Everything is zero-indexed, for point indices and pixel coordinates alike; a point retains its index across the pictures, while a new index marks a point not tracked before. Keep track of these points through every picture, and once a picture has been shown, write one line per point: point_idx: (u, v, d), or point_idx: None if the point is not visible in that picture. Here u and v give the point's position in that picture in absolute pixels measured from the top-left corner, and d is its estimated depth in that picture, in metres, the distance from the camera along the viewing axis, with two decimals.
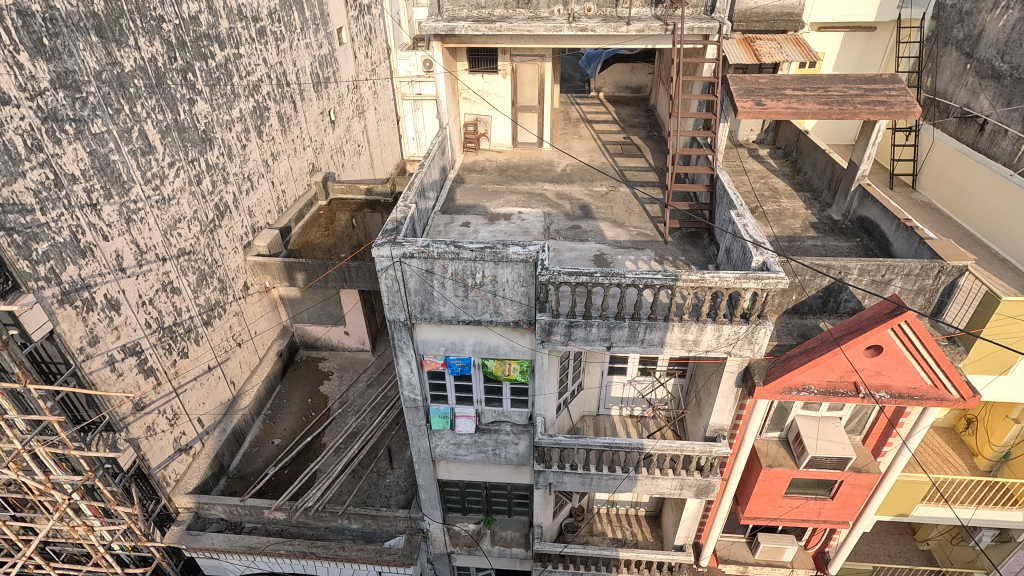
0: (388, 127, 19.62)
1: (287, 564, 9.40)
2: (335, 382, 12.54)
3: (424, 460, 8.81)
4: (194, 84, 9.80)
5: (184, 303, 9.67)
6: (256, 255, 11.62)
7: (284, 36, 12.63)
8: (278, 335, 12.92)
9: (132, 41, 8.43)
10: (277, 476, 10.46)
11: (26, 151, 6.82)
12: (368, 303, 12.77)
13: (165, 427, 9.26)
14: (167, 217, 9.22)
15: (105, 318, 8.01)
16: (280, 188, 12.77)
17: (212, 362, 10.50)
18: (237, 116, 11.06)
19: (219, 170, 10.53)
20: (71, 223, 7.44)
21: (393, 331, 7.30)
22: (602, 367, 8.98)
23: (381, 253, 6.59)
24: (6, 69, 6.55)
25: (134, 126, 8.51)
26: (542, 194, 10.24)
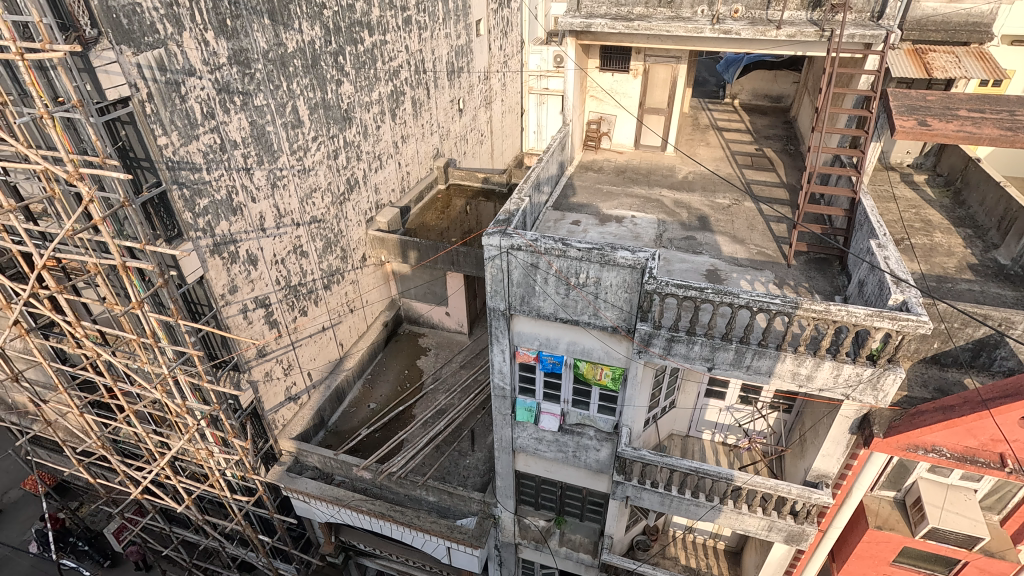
0: (512, 119, 19.99)
1: (367, 521, 10.01)
2: (430, 359, 13.11)
3: (504, 449, 8.94)
4: (343, 67, 10.61)
5: (309, 266, 10.57)
6: (376, 230, 12.42)
7: (427, 25, 13.25)
8: (386, 307, 13.74)
9: (296, 24, 9.29)
10: (369, 437, 11.18)
11: (201, 117, 7.78)
12: (471, 288, 13.18)
13: (280, 375, 10.22)
14: (305, 186, 10.10)
15: (245, 271, 8.98)
16: (405, 169, 13.50)
17: (327, 323, 11.39)
18: (376, 98, 11.81)
19: (354, 148, 11.35)
20: (228, 184, 8.40)
21: (492, 319, 7.45)
22: (698, 388, 8.55)
23: (490, 242, 6.72)
24: (195, 46, 7.52)
25: (289, 102, 9.39)
26: (658, 200, 9.89)
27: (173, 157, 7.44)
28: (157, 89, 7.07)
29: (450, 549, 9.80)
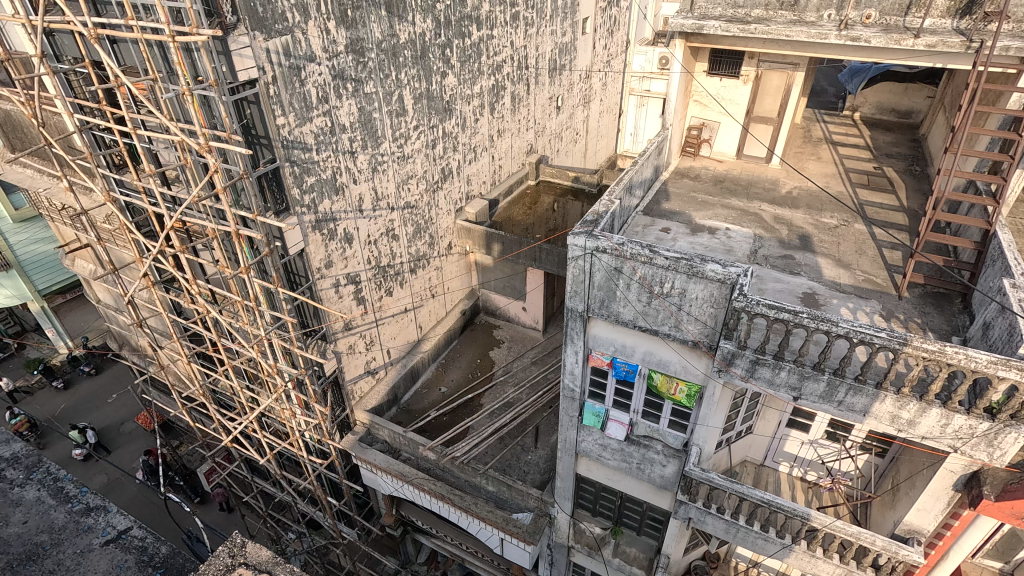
0: (609, 120, 19.70)
1: (426, 500, 10.32)
2: (503, 352, 13.27)
3: (567, 450, 8.87)
4: (450, 59, 10.92)
5: (399, 249, 11.03)
6: (463, 220, 12.72)
7: (535, 21, 13.32)
8: (465, 295, 14.05)
9: (410, 17, 9.67)
10: (437, 420, 11.54)
11: (316, 101, 8.32)
12: (550, 287, 13.19)
13: (362, 349, 10.76)
14: (403, 172, 10.52)
15: (340, 248, 9.52)
16: (498, 162, 13.71)
17: (409, 305, 11.84)
18: (478, 92, 12.07)
19: (452, 139, 11.67)
20: (333, 165, 8.92)
21: (568, 320, 7.40)
22: (781, 417, 8.04)
23: (575, 242, 6.66)
24: (318, 34, 8.05)
25: (396, 91, 9.80)
26: (757, 214, 9.37)
27: (288, 137, 8.00)
28: (281, 73, 7.64)
29: (503, 541, 9.89)
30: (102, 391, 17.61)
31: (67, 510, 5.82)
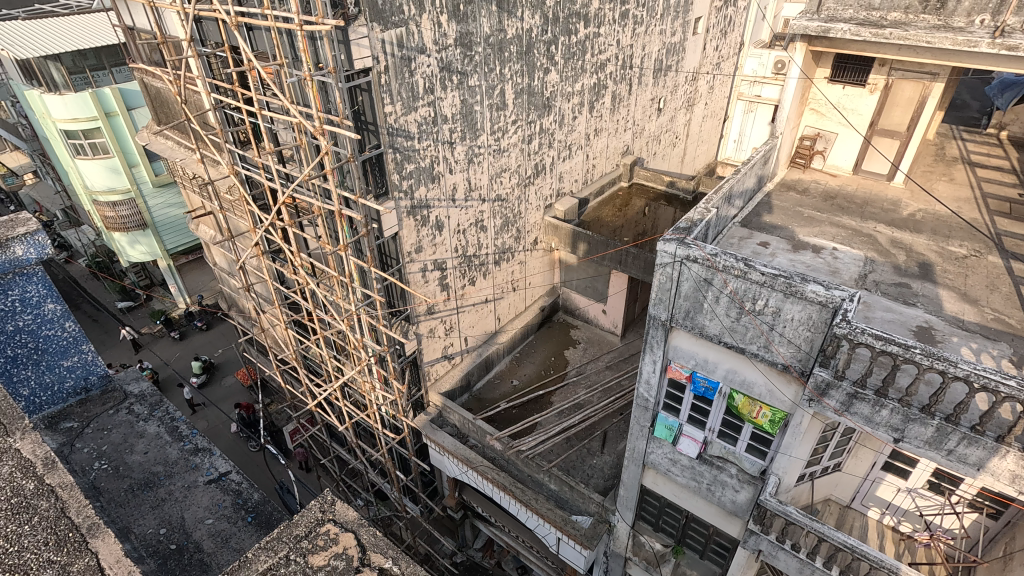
0: (712, 125, 18.87)
1: (488, 488, 10.48)
2: (577, 352, 13.17)
3: (635, 460, 8.65)
4: (554, 56, 10.92)
5: (486, 240, 11.23)
6: (551, 217, 12.73)
7: (644, 20, 13.02)
8: (546, 292, 14.07)
9: (519, 12, 9.76)
10: (506, 412, 11.68)
11: (423, 92, 8.64)
12: (633, 292, 12.91)
13: (442, 334, 11.09)
14: (497, 165, 10.69)
15: (431, 235, 9.86)
16: (592, 161, 13.57)
17: (490, 295, 12.04)
18: (579, 89, 12.00)
19: (548, 135, 11.69)
20: (432, 154, 9.23)
21: (649, 328, 7.20)
22: (876, 459, 7.35)
23: (665, 248, 6.45)
24: (430, 27, 8.35)
25: (498, 85, 9.95)
26: (871, 235, 8.62)
27: (393, 125, 8.37)
28: (393, 63, 7.99)
29: (559, 540, 9.84)
30: (211, 345, 19.49)
31: (179, 447, 6.51)
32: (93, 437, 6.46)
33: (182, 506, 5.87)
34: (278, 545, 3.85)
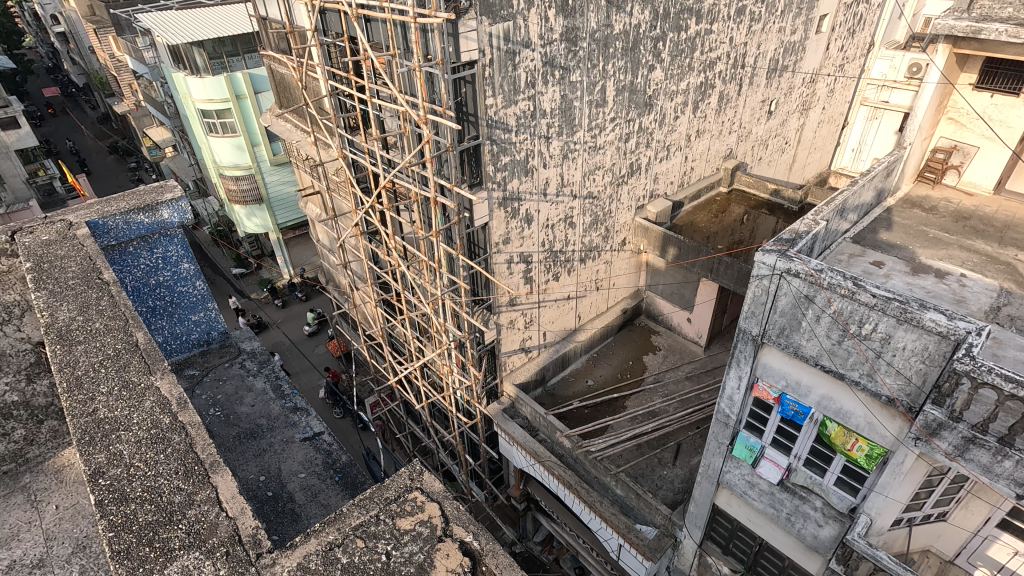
0: (828, 131, 17.53)
1: (554, 484, 10.48)
2: (657, 359, 12.80)
3: (708, 477, 8.28)
4: (660, 53, 10.60)
5: (573, 237, 11.17)
6: (642, 218, 12.43)
7: (762, 17, 12.29)
8: (630, 294, 13.78)
9: (628, 8, 9.55)
10: (578, 411, 11.61)
11: (524, 86, 8.71)
12: (723, 302, 12.34)
13: (521, 326, 11.18)
14: (591, 162, 10.58)
15: (519, 228, 9.96)
16: (690, 164, 13.08)
17: (573, 293, 11.97)
18: (684, 88, 11.58)
19: (647, 134, 11.40)
20: (528, 147, 9.30)
21: (737, 341, 6.85)
22: (992, 515, 6.51)
23: (763, 259, 6.09)
24: (537, 22, 8.38)
25: (600, 81, 9.82)
26: (1009, 264, 7.65)
27: (493, 117, 8.52)
28: (498, 57, 8.11)
29: (621, 547, 9.71)
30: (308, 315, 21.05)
31: (280, 404, 7.11)
32: (210, 386, 7.22)
33: (280, 457, 6.40)
34: (369, 505, 3.60)
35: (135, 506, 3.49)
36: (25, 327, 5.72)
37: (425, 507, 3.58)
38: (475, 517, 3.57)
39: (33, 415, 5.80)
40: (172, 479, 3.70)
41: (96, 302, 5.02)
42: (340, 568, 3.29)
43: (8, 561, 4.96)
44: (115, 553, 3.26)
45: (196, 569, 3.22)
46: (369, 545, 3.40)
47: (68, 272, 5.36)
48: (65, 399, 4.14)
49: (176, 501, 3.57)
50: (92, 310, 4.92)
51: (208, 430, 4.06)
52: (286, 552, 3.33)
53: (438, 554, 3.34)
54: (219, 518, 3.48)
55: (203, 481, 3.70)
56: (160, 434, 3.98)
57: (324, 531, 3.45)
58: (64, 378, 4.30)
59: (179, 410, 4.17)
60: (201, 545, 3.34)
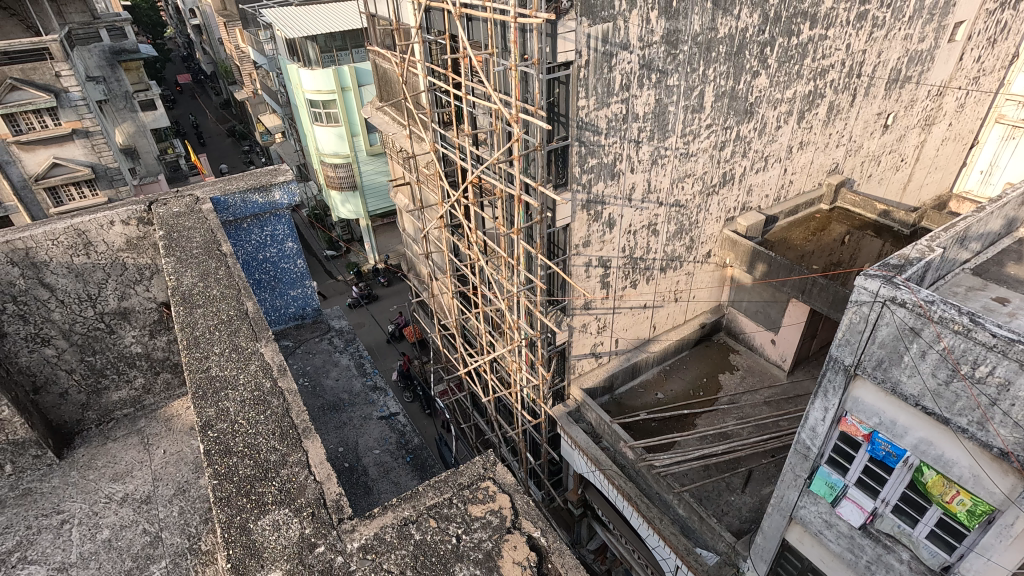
0: (953, 150, 15.91)
1: (613, 494, 10.29)
2: (733, 380, 12.20)
3: (780, 509, 7.71)
4: (767, 58, 10.07)
5: (655, 245, 10.87)
6: (731, 231, 11.89)
7: (886, 23, 11.35)
8: (710, 309, 13.24)
9: (736, 10, 9.11)
10: (644, 423, 11.31)
11: (618, 88, 8.54)
12: (812, 327, 11.56)
13: (594, 330, 11.04)
14: (681, 169, 10.24)
15: (601, 231, 9.83)
16: (789, 177, 12.36)
17: (650, 302, 11.66)
18: (789, 97, 10.95)
19: (744, 143, 10.88)
20: (617, 150, 9.14)
21: (826, 370, 6.27)
22: None
23: (865, 284, 5.56)
24: (638, 23, 8.18)
25: (699, 86, 9.47)
26: None
27: (584, 119, 8.44)
28: (594, 58, 8.01)
29: (678, 568, 9.43)
30: (391, 301, 22.03)
31: (362, 381, 7.51)
32: (301, 357, 7.78)
33: (358, 432, 6.76)
34: (442, 487, 3.71)
35: (235, 460, 3.81)
36: (152, 288, 6.38)
37: (496, 497, 3.64)
38: (545, 514, 3.58)
39: (151, 367, 6.65)
40: (269, 439, 4.01)
41: (214, 271, 5.51)
42: (413, 544, 3.40)
43: (123, 493, 5.59)
44: (218, 498, 3.58)
45: (285, 524, 3.47)
46: (441, 526, 3.50)
47: (192, 242, 5.91)
48: (184, 355, 4.60)
49: (271, 459, 3.86)
50: (211, 278, 5.41)
51: (302, 398, 4.35)
52: (364, 522, 3.49)
53: (506, 545, 3.38)
54: (308, 480, 3.71)
55: (296, 444, 3.97)
56: (262, 397, 4.32)
57: (400, 507, 3.58)
58: (184, 336, 4.77)
59: (279, 376, 4.50)
60: (290, 503, 3.58)
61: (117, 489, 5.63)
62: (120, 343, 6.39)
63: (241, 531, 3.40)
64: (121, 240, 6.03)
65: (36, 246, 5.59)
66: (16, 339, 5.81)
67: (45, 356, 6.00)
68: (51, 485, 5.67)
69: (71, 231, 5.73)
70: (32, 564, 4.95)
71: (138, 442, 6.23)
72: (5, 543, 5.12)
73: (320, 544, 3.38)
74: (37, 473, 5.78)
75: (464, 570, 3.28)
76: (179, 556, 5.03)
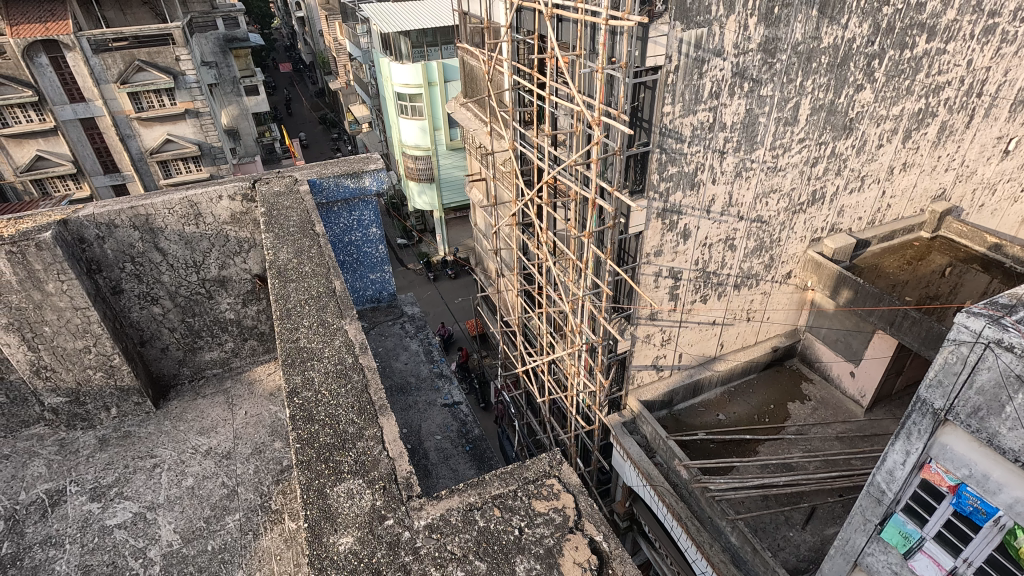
0: None
1: (663, 512, 9.97)
2: (803, 410, 11.50)
3: (844, 555, 6.77)
4: (874, 72, 9.41)
5: (731, 260, 10.42)
6: (816, 252, 11.21)
7: (1015, 39, 10.34)
8: (785, 333, 12.57)
9: (844, 19, 8.53)
10: (702, 443, 10.87)
11: (707, 96, 8.21)
12: (899, 363, 10.71)
13: (657, 342, 10.76)
14: (767, 184, 9.77)
15: (675, 242, 9.54)
16: (888, 200, 11.53)
17: (720, 319, 11.21)
18: (895, 114, 10.20)
19: (839, 161, 10.24)
20: (699, 160, 8.81)
21: (911, 409, 5.37)
22: None
23: (966, 321, 4.65)
24: (735, 29, 7.81)
25: (794, 98, 8.98)
26: None
27: (667, 125, 8.17)
28: (685, 64, 7.72)
29: None
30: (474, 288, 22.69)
31: (429, 367, 7.75)
32: (375, 338, 8.18)
33: (421, 416, 6.98)
34: (508, 479, 3.76)
35: (317, 427, 4.06)
36: (249, 261, 6.86)
37: (560, 496, 3.65)
38: (607, 519, 3.54)
39: (241, 333, 7.15)
40: (348, 411, 4.21)
41: (308, 249, 5.84)
42: (476, 530, 3.47)
43: (207, 446, 6.05)
44: (299, 461, 3.82)
45: (358, 494, 3.65)
46: (505, 516, 3.54)
47: (290, 221, 6.30)
48: (277, 325, 4.91)
49: (349, 431, 4.06)
50: (304, 256, 5.73)
51: (379, 376, 4.55)
52: (432, 502, 3.61)
53: (567, 544, 3.38)
54: (382, 455, 3.89)
55: (372, 420, 4.16)
56: (344, 370, 4.54)
57: (466, 493, 3.66)
58: (279, 308, 5.10)
59: (361, 353, 4.72)
60: (364, 475, 3.76)
61: (203, 442, 6.10)
62: (215, 308, 6.92)
63: (319, 495, 3.62)
64: (226, 214, 6.53)
65: (155, 213, 6.17)
66: (130, 296, 6.41)
67: (152, 313, 6.59)
68: (147, 431, 6.24)
69: (185, 202, 6.26)
70: (126, 500, 5.49)
71: (224, 401, 6.72)
72: (106, 477, 5.71)
73: (389, 517, 3.53)
74: (137, 419, 6.39)
75: (524, 563, 3.30)
76: (251, 511, 5.38)
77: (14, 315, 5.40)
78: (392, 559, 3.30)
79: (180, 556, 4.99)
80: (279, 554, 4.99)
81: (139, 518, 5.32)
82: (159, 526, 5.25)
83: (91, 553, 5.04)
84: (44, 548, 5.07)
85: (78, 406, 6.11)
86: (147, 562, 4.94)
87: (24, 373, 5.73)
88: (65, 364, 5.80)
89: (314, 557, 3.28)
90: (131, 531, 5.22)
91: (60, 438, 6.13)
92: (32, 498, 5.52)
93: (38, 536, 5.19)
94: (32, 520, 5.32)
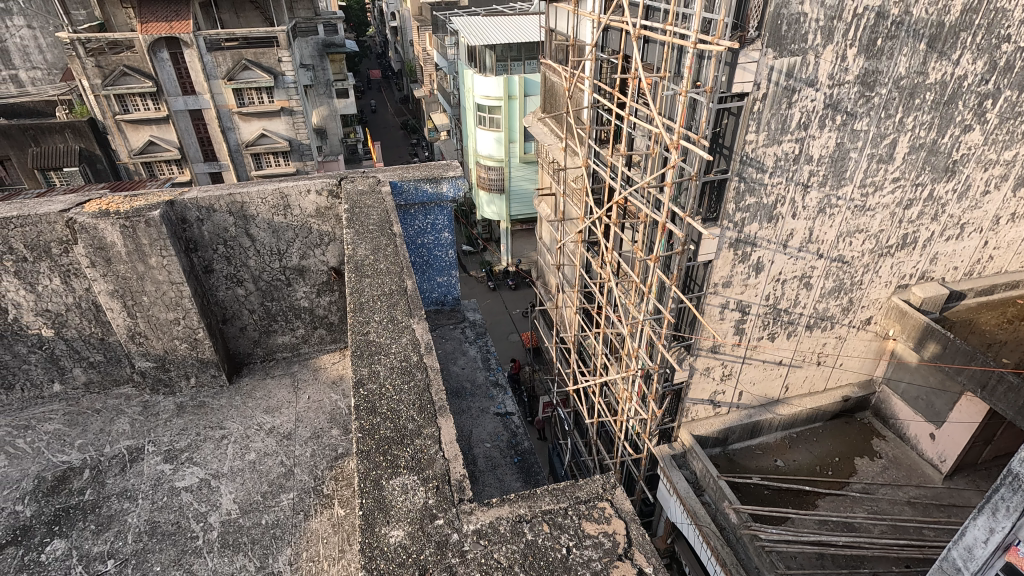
0: None
1: (706, 554, 9.49)
2: (872, 467, 10.67)
3: None
4: (986, 112, 8.73)
5: (806, 299, 9.88)
6: (902, 300, 10.46)
7: None
8: (858, 383, 11.74)
9: (956, 55, 7.98)
10: (756, 488, 10.32)
11: (795, 126, 7.89)
12: (988, 430, 9.77)
13: (717, 376, 10.33)
14: (853, 223, 9.23)
15: (745, 274, 9.16)
16: (990, 250, 10.61)
17: (787, 359, 10.63)
18: (1007, 158, 9.45)
19: (937, 205, 9.54)
20: (780, 192, 8.45)
21: (1000, 483, 4.84)
22: None
23: None
24: (831, 59, 7.46)
25: (892, 134, 8.46)
26: None
27: (749, 153, 7.90)
28: (774, 91, 7.45)
29: None
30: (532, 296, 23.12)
31: (485, 375, 7.83)
32: (436, 340, 8.39)
33: (474, 422, 7.06)
34: (556, 497, 3.72)
35: (379, 420, 4.18)
36: (328, 254, 7.22)
37: (611, 521, 3.57)
38: (658, 551, 3.42)
39: (312, 321, 7.54)
40: (410, 408, 4.32)
41: (384, 247, 6.06)
42: (524, 542, 3.44)
43: (270, 425, 6.36)
44: (360, 451, 3.97)
45: (412, 490, 3.72)
46: (554, 533, 3.50)
47: (370, 218, 6.57)
48: (350, 317, 5.12)
49: (409, 427, 4.16)
50: (381, 253, 5.95)
51: (441, 377, 4.62)
52: (483, 508, 3.62)
53: (615, 571, 3.29)
54: (438, 455, 3.96)
55: (431, 419, 4.24)
56: (409, 367, 4.67)
57: (517, 504, 3.65)
58: (353, 300, 5.32)
59: (426, 352, 4.82)
60: (419, 472, 3.84)
61: (267, 420, 6.43)
62: (292, 295, 7.32)
63: (375, 485, 3.74)
64: (312, 208, 6.90)
65: (250, 202, 6.62)
66: (219, 276, 6.88)
67: (236, 294, 7.05)
68: (220, 403, 6.65)
69: (277, 193, 6.68)
70: (195, 466, 5.86)
71: (290, 383, 7.07)
72: (180, 442, 6.12)
73: (439, 516, 3.57)
74: (212, 391, 6.83)
75: None
76: (304, 492, 5.60)
77: (119, 282, 5.91)
78: (440, 558, 3.34)
79: (237, 526, 5.25)
80: (326, 537, 5.14)
81: (204, 484, 5.67)
82: (220, 494, 5.55)
83: (159, 510, 5.41)
84: (120, 500, 5.50)
85: (163, 371, 6.59)
86: (207, 527, 5.24)
87: (122, 337, 6.26)
88: (156, 333, 6.28)
89: (365, 545, 3.38)
90: (196, 495, 5.56)
91: (144, 400, 6.66)
92: (115, 452, 6.01)
93: (116, 488, 5.63)
94: (113, 472, 5.78)
